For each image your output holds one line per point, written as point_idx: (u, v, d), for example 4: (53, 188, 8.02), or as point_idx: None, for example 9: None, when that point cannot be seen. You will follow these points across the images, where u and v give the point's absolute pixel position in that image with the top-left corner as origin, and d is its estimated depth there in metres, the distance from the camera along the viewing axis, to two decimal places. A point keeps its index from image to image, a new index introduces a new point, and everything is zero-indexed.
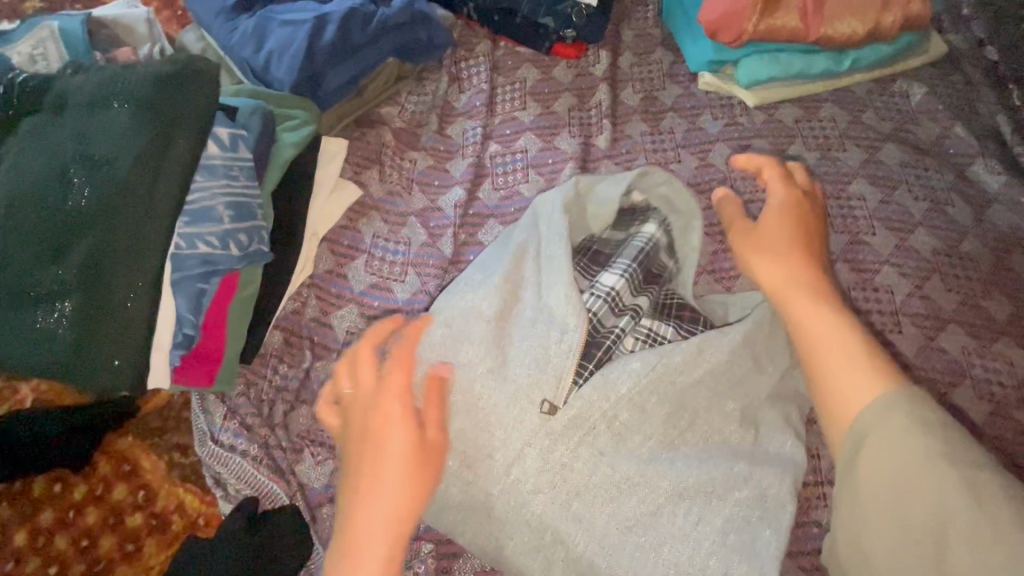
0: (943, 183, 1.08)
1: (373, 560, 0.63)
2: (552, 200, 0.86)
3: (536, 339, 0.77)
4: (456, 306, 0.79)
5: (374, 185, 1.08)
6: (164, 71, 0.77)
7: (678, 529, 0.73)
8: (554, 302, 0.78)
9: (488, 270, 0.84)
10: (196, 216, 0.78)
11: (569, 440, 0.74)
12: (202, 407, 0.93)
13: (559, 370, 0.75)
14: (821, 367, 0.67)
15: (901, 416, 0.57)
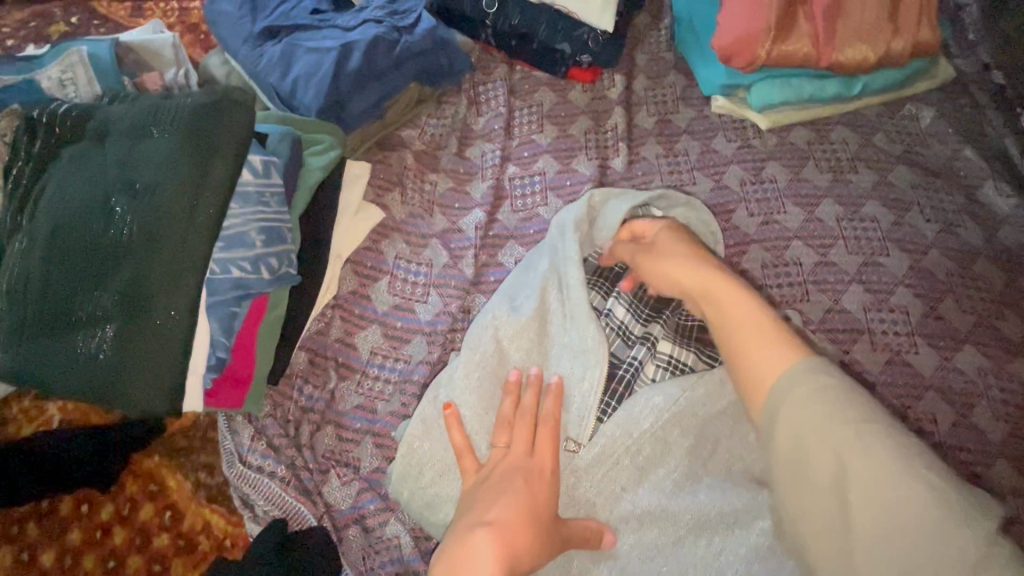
0: (954, 205, 1.10)
1: None
2: (567, 224, 0.89)
3: (563, 376, 0.81)
4: (485, 342, 0.82)
5: (396, 207, 1.10)
6: (204, 102, 0.81)
7: (701, 558, 0.74)
8: (579, 339, 0.82)
9: (514, 302, 0.86)
10: (230, 241, 0.80)
11: (591, 473, 0.77)
12: (230, 428, 0.94)
13: (586, 406, 0.79)
14: (737, 354, 0.73)
15: (805, 387, 0.65)
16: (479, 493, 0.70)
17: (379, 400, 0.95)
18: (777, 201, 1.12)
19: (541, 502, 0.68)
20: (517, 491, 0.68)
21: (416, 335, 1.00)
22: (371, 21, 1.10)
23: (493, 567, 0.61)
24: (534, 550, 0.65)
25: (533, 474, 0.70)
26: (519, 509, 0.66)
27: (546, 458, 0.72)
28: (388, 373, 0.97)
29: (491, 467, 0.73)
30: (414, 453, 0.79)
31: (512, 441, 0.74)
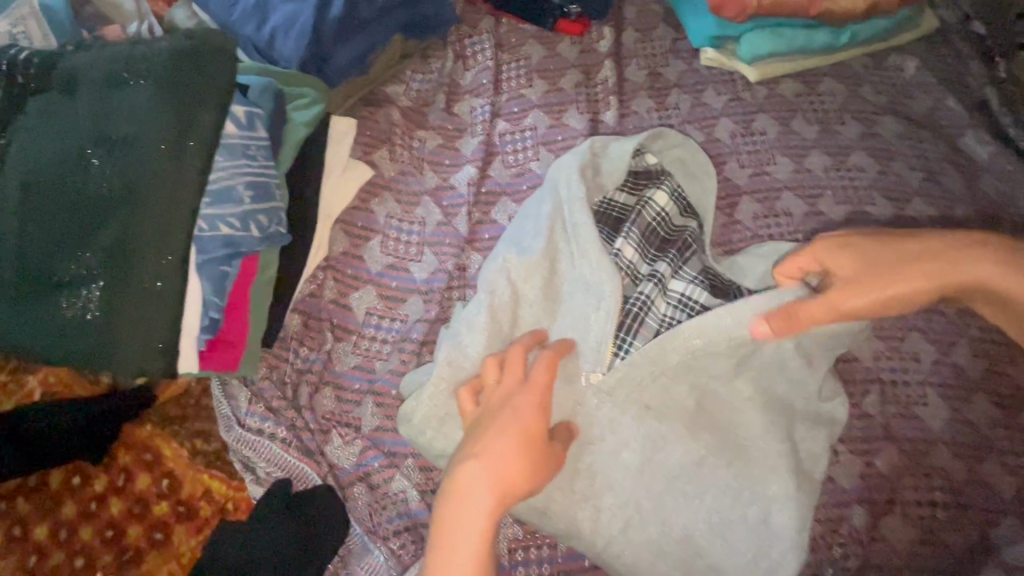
0: (937, 153, 1.13)
1: (477, 520, 0.59)
2: (569, 167, 0.87)
3: (580, 309, 0.80)
4: (499, 275, 0.81)
5: (385, 165, 1.07)
6: (182, 47, 0.75)
7: (722, 481, 0.74)
8: (589, 272, 0.81)
9: (521, 245, 0.85)
10: (217, 196, 0.76)
11: (614, 395, 0.75)
12: (225, 393, 0.91)
13: (599, 336, 0.77)
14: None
15: None
16: (476, 424, 0.66)
17: (377, 360, 0.94)
18: (767, 152, 1.13)
19: (529, 426, 0.63)
20: (506, 424, 0.63)
21: (412, 294, 0.98)
22: None
23: (490, 500, 0.60)
24: (531, 480, 0.62)
25: (528, 401, 0.65)
26: (507, 438, 0.62)
27: (536, 386, 0.66)
28: (386, 332, 0.96)
29: (484, 404, 0.67)
30: (441, 392, 0.75)
31: (505, 371, 0.69)
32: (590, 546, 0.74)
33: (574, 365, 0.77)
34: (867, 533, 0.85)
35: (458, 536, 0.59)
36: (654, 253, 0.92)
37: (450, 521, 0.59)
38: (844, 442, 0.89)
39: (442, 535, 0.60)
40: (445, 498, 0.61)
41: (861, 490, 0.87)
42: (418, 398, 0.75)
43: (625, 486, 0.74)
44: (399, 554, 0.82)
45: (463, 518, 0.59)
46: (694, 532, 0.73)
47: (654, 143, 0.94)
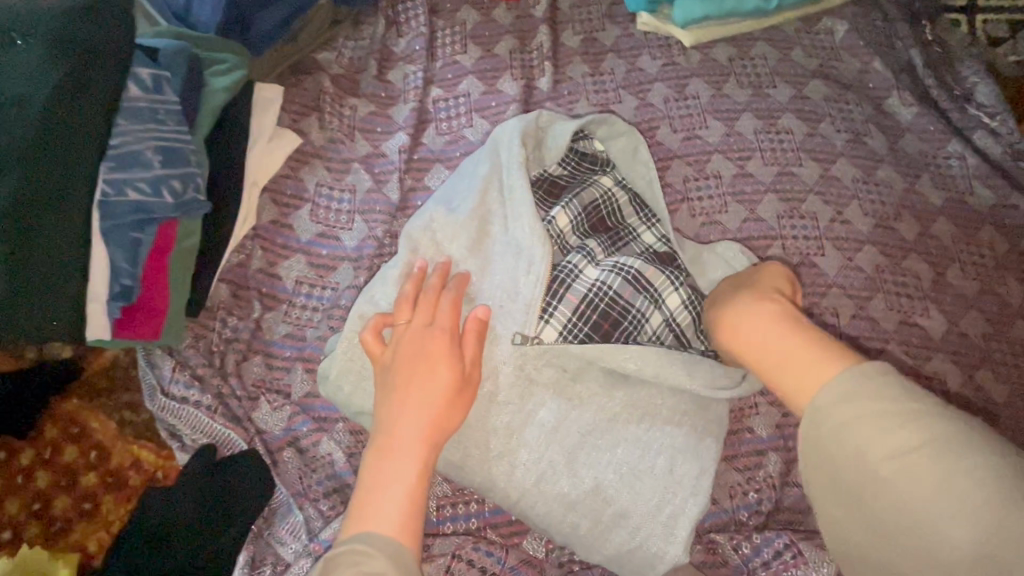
0: (863, 115, 1.15)
1: (409, 466, 0.62)
2: (510, 132, 0.86)
3: (505, 272, 0.77)
4: (424, 231, 0.80)
5: (315, 133, 1.06)
6: (74, 4, 0.74)
7: (634, 437, 0.73)
8: (521, 236, 0.78)
9: (451, 205, 0.83)
10: (123, 162, 0.76)
11: (539, 358, 0.73)
12: (149, 362, 0.91)
13: (527, 298, 0.74)
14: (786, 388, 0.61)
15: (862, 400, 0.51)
16: (389, 374, 0.67)
17: (307, 328, 0.94)
18: (699, 116, 1.14)
19: (447, 363, 0.66)
20: (426, 368, 0.65)
21: (342, 262, 0.98)
22: None
23: (419, 444, 0.63)
24: (454, 414, 0.66)
25: (435, 343, 0.67)
26: (426, 378, 0.65)
27: (446, 325, 0.68)
28: (316, 301, 0.96)
29: (395, 345, 0.69)
30: (358, 347, 0.74)
31: (414, 316, 0.70)
32: (506, 498, 0.73)
33: (498, 327, 0.73)
34: (781, 478, 0.88)
35: (391, 476, 0.61)
36: (588, 228, 0.85)
37: (382, 471, 0.62)
38: (764, 395, 0.91)
39: (373, 478, 0.61)
40: (376, 445, 0.63)
41: (777, 439, 0.89)
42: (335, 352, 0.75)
43: (539, 444, 0.72)
44: (326, 515, 0.82)
45: (391, 465, 0.62)
46: (604, 485, 0.71)
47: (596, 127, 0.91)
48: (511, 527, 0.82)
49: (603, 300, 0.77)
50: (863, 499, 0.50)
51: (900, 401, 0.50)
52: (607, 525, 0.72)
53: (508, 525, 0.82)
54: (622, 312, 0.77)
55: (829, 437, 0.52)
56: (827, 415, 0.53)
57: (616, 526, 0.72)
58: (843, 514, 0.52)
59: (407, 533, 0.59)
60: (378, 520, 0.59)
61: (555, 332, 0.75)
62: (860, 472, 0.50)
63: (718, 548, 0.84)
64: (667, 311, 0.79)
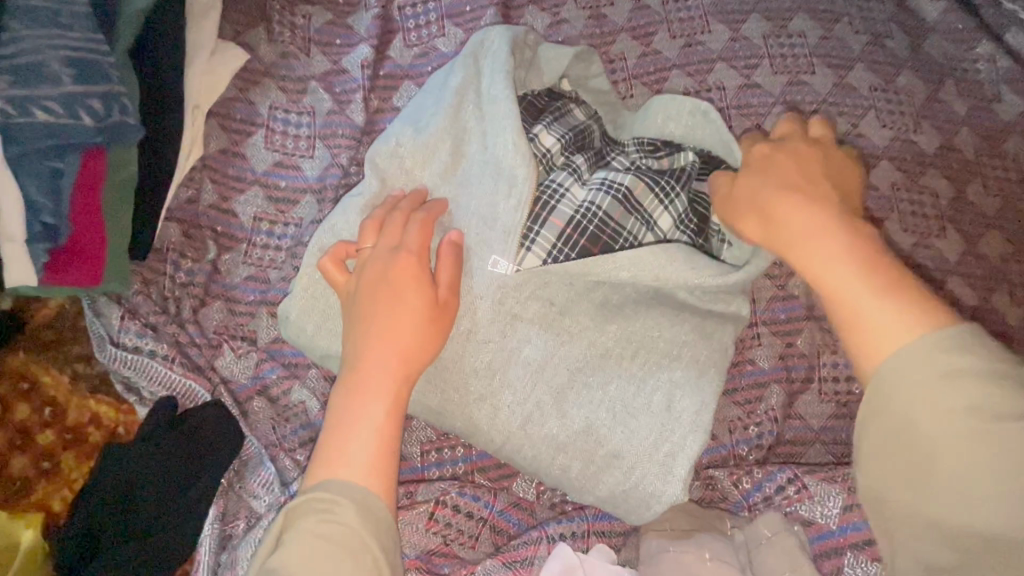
0: (884, 14, 1.03)
1: (375, 401, 0.55)
2: (494, 41, 0.75)
3: (481, 195, 0.67)
4: (389, 156, 0.70)
5: (264, 48, 0.93)
6: None
7: (629, 375, 0.66)
8: (501, 152, 0.68)
9: (420, 122, 0.72)
10: (25, 76, 0.64)
11: (521, 291, 0.65)
12: (96, 311, 0.82)
13: (506, 223, 0.65)
14: (846, 307, 0.54)
15: (945, 371, 0.47)
16: (355, 305, 0.59)
17: (270, 269, 0.86)
18: (700, 19, 1.01)
19: (417, 292, 0.58)
20: (391, 299, 0.57)
21: (304, 194, 0.88)
22: None
23: (389, 377, 0.56)
24: (429, 345, 0.58)
25: (404, 266, 0.59)
26: (393, 310, 0.57)
27: (414, 247, 0.60)
28: (278, 239, 0.87)
29: (359, 275, 0.60)
30: (320, 284, 0.66)
31: (382, 240, 0.61)
32: (489, 442, 0.67)
33: (475, 255, 0.65)
34: (782, 411, 0.83)
35: (356, 416, 0.55)
36: (575, 150, 0.76)
37: (349, 407, 0.55)
38: (767, 324, 0.85)
39: (337, 420, 0.55)
40: (341, 381, 0.57)
41: (780, 371, 0.84)
42: (292, 291, 0.66)
43: (525, 383, 0.65)
44: (303, 464, 0.77)
45: (360, 399, 0.55)
46: (595, 424, 0.66)
47: (578, 71, 0.84)
48: (500, 470, 0.77)
49: (593, 219, 0.68)
50: (923, 469, 0.47)
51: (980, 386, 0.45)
52: (599, 465, 0.66)
53: (496, 469, 0.77)
54: (614, 234, 0.68)
55: (893, 409, 0.49)
56: (902, 379, 0.48)
57: (609, 467, 0.66)
58: (901, 474, 0.49)
59: (378, 478, 0.53)
60: (344, 465, 0.53)
61: (538, 259, 0.66)
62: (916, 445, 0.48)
63: (715, 483, 0.81)
64: (661, 233, 0.71)
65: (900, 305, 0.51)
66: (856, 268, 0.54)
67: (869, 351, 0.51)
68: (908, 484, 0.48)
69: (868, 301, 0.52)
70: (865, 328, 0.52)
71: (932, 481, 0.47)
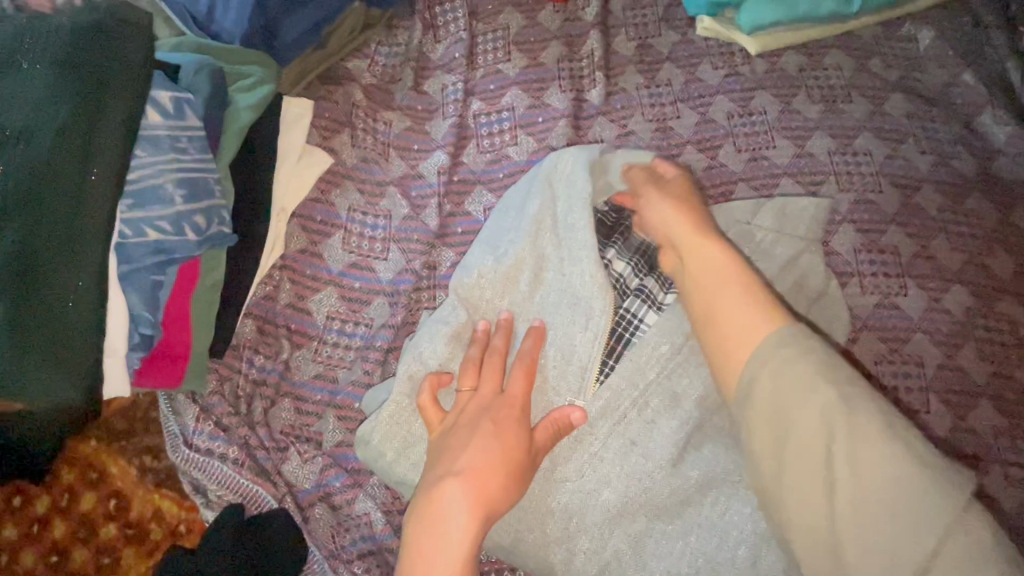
0: (950, 136, 1.04)
1: (454, 545, 0.54)
2: (576, 161, 0.77)
3: (559, 326, 0.70)
4: (474, 280, 0.73)
5: (346, 151, 0.97)
6: (83, 23, 0.66)
7: (710, 527, 0.65)
8: (580, 284, 0.71)
9: (502, 244, 0.75)
10: (142, 198, 0.68)
11: (597, 430, 0.67)
12: (172, 408, 0.84)
13: (584, 359, 0.68)
14: (710, 313, 0.64)
15: (801, 367, 0.55)
16: (447, 442, 0.62)
17: (339, 369, 0.87)
18: (765, 135, 1.03)
19: (510, 438, 0.60)
20: (485, 434, 0.60)
21: (377, 296, 0.90)
22: None
23: (468, 522, 0.55)
24: (510, 493, 0.59)
25: (502, 413, 0.62)
26: (487, 452, 0.59)
27: (518, 396, 0.64)
28: (349, 339, 0.88)
29: (456, 414, 0.65)
30: (404, 411, 0.71)
31: (481, 383, 0.66)
32: None
33: (552, 388, 0.68)
34: None
35: (438, 550, 0.54)
36: (646, 268, 0.77)
37: (426, 548, 0.54)
38: None
39: (413, 558, 0.54)
40: (417, 517, 0.56)
41: None
42: (377, 415, 0.72)
43: (602, 528, 0.66)
44: None
45: (439, 541, 0.54)
46: None
47: None
48: None
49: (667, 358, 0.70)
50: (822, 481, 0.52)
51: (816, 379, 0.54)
52: None
53: None
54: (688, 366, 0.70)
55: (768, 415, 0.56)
56: (765, 387, 0.56)
57: None
58: (803, 486, 0.54)
59: None
60: None
61: None
62: (784, 427, 0.55)
63: None
64: None
65: (754, 300, 0.62)
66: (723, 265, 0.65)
67: (737, 352, 0.61)
68: (806, 487, 0.53)
69: (730, 304, 0.62)
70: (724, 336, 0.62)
71: (832, 487, 0.52)
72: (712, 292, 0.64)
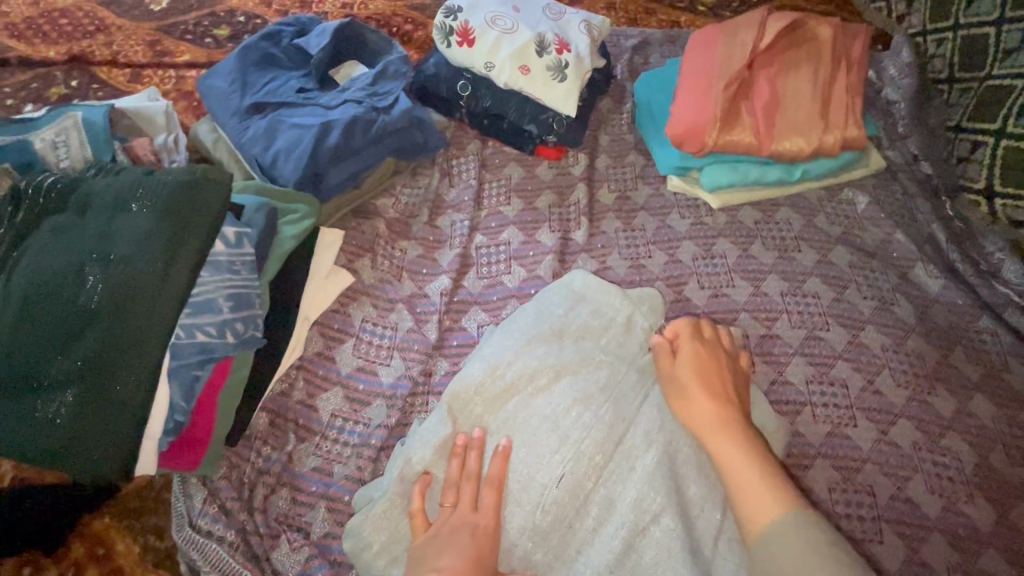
0: (888, 284, 1.19)
1: None
2: (576, 315, 0.96)
3: (529, 445, 0.82)
4: (467, 396, 0.88)
5: (366, 272, 1.16)
6: (184, 180, 0.86)
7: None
8: (561, 413, 0.84)
9: (496, 368, 0.89)
10: (198, 307, 0.84)
11: (549, 536, 0.78)
12: (184, 490, 0.94)
13: (548, 477, 0.79)
14: (737, 483, 0.73)
15: (809, 534, 0.66)
16: (431, 543, 0.76)
17: (335, 463, 0.97)
18: (726, 275, 1.20)
19: (484, 549, 0.75)
20: (462, 544, 0.74)
21: (377, 397, 1.03)
22: (352, 102, 1.21)
23: None
24: None
25: (478, 527, 0.76)
26: (463, 558, 0.73)
27: (490, 513, 0.78)
28: (348, 436, 0.99)
29: (439, 524, 0.78)
30: (394, 508, 0.82)
31: (459, 500, 0.79)
32: None
33: (517, 500, 0.79)
34: None
35: None
36: None
37: None
38: None
39: None
40: None
41: None
42: (368, 511, 0.83)
43: None
44: None
45: None
46: None
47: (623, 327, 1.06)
48: None
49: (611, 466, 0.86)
50: None
51: (812, 533, 0.66)
52: None
53: None
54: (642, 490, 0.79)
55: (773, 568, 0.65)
56: (780, 542, 0.66)
57: None
58: None
59: None
60: None
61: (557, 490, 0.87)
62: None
63: None
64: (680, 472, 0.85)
65: (771, 480, 0.73)
66: (741, 451, 0.76)
67: (761, 515, 0.70)
68: None
69: (757, 479, 0.73)
70: (755, 498, 0.71)
71: None
72: (744, 473, 0.74)
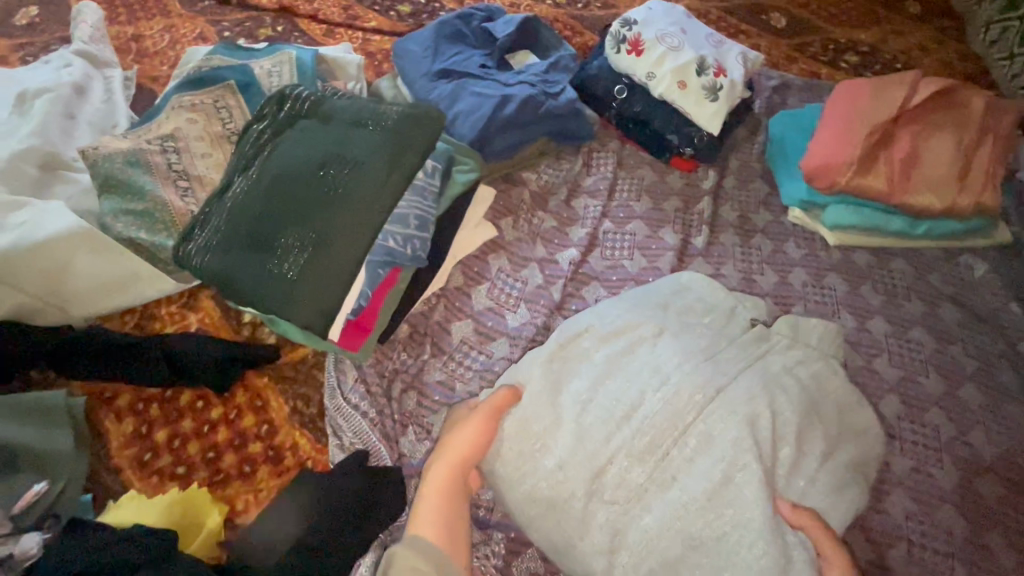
0: (995, 349, 1.22)
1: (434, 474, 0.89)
2: (687, 297, 1.09)
3: (631, 381, 0.94)
4: (579, 332, 1.01)
5: (507, 230, 1.31)
6: (409, 111, 1.03)
7: (742, 559, 0.81)
8: (664, 363, 0.95)
9: (607, 319, 1.02)
10: (393, 218, 1.01)
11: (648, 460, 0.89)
12: (335, 366, 1.11)
13: (647, 410, 0.91)
14: None
15: None
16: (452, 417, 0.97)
17: (459, 381, 1.11)
18: (832, 306, 1.27)
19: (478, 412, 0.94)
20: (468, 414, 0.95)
21: (501, 336, 1.17)
22: (526, 83, 1.37)
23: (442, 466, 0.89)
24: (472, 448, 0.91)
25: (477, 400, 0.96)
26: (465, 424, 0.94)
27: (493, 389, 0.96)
28: (472, 361, 1.13)
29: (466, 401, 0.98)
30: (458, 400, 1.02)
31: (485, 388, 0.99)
32: None
33: (616, 422, 0.91)
34: None
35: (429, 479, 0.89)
36: None
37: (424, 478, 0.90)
38: None
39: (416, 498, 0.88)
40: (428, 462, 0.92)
41: None
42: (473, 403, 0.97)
43: (641, 545, 0.86)
44: None
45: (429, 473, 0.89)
46: None
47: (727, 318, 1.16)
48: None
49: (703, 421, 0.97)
50: None
51: None
52: None
53: None
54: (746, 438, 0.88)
55: None
56: None
57: None
58: None
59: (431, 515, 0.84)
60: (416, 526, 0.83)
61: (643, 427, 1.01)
62: None
63: None
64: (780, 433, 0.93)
65: None
66: None
67: None
68: None
69: None
70: None
71: None
72: None
